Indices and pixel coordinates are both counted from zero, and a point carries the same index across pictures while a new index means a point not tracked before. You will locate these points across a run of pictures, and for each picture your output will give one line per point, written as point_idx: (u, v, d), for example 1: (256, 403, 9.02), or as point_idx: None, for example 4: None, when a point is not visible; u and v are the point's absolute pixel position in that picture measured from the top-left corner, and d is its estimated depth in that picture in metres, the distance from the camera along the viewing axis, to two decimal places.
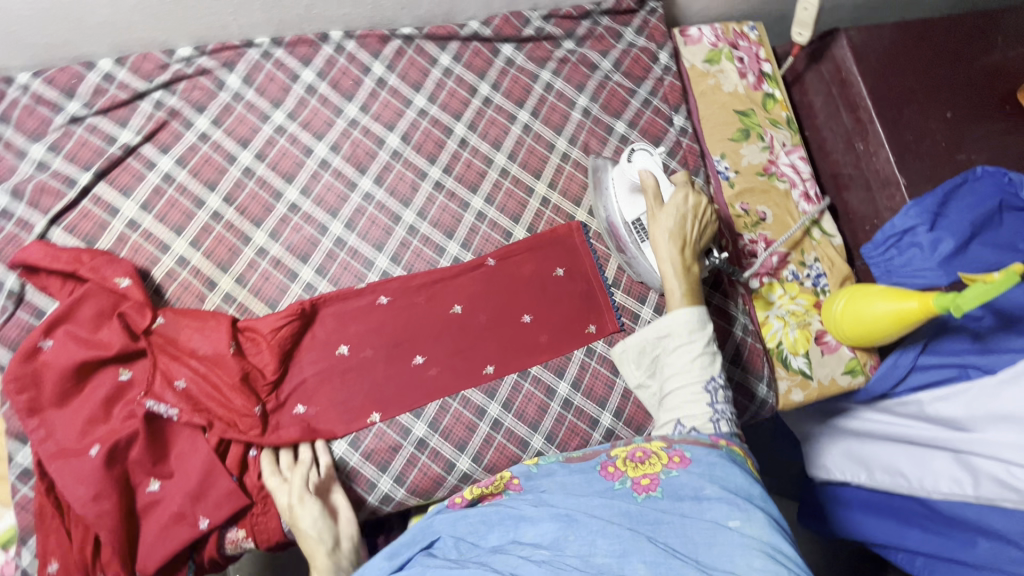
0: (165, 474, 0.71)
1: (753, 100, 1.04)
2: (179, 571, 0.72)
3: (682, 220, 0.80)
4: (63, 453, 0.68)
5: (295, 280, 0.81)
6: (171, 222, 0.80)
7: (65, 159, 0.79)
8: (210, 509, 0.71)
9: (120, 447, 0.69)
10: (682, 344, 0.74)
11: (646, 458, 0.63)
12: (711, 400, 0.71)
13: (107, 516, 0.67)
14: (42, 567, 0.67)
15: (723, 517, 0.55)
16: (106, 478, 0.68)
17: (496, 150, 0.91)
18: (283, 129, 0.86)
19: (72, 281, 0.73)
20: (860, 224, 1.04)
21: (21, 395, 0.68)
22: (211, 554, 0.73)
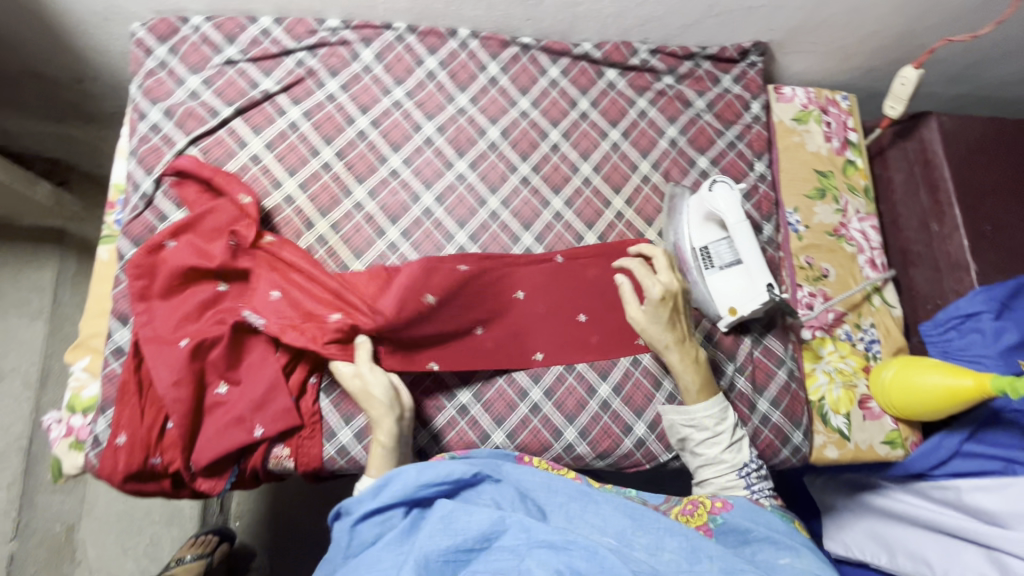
0: (234, 380, 0.77)
1: (835, 164, 1.08)
2: (225, 471, 0.78)
3: (674, 318, 0.84)
4: (156, 339, 0.76)
5: (382, 237, 0.89)
6: (287, 164, 0.89)
7: (214, 93, 0.90)
8: (267, 421, 0.76)
9: (204, 345, 0.75)
10: (709, 436, 0.81)
11: (694, 511, 0.76)
12: (748, 486, 0.81)
13: (180, 403, 0.74)
14: (113, 437, 0.74)
15: (775, 556, 0.68)
16: (187, 368, 0.74)
17: (583, 160, 0.98)
18: (399, 104, 0.95)
19: (208, 192, 0.83)
20: (922, 302, 1.04)
21: (139, 281, 0.77)
22: (255, 465, 0.78)
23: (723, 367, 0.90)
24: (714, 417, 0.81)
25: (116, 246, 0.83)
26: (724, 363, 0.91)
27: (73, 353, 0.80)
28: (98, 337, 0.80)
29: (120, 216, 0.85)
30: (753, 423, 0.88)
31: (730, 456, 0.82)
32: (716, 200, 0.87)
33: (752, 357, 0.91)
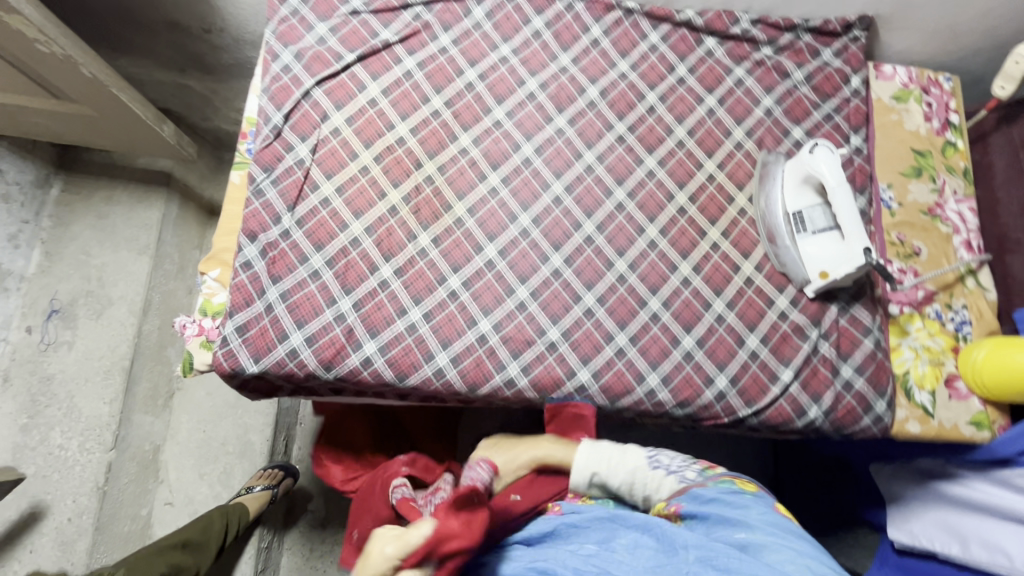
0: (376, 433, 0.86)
1: (934, 144, 1.06)
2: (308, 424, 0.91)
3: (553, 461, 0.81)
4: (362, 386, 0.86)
5: (483, 181, 0.94)
6: (401, 109, 0.96)
7: (339, 40, 0.97)
8: None
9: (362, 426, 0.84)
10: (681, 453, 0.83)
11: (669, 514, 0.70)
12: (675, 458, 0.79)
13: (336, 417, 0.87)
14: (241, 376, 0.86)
15: (736, 536, 0.63)
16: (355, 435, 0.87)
17: (678, 124, 1.00)
18: (506, 60, 1.00)
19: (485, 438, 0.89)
20: (1018, 289, 1.01)
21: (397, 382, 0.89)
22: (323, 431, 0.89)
23: (808, 331, 0.91)
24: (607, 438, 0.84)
25: (248, 172, 0.91)
26: (809, 328, 0.91)
27: (206, 264, 0.89)
28: (228, 251, 0.89)
29: (251, 146, 0.93)
30: (836, 387, 0.89)
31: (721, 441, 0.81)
32: (816, 164, 0.87)
33: (837, 322, 0.92)
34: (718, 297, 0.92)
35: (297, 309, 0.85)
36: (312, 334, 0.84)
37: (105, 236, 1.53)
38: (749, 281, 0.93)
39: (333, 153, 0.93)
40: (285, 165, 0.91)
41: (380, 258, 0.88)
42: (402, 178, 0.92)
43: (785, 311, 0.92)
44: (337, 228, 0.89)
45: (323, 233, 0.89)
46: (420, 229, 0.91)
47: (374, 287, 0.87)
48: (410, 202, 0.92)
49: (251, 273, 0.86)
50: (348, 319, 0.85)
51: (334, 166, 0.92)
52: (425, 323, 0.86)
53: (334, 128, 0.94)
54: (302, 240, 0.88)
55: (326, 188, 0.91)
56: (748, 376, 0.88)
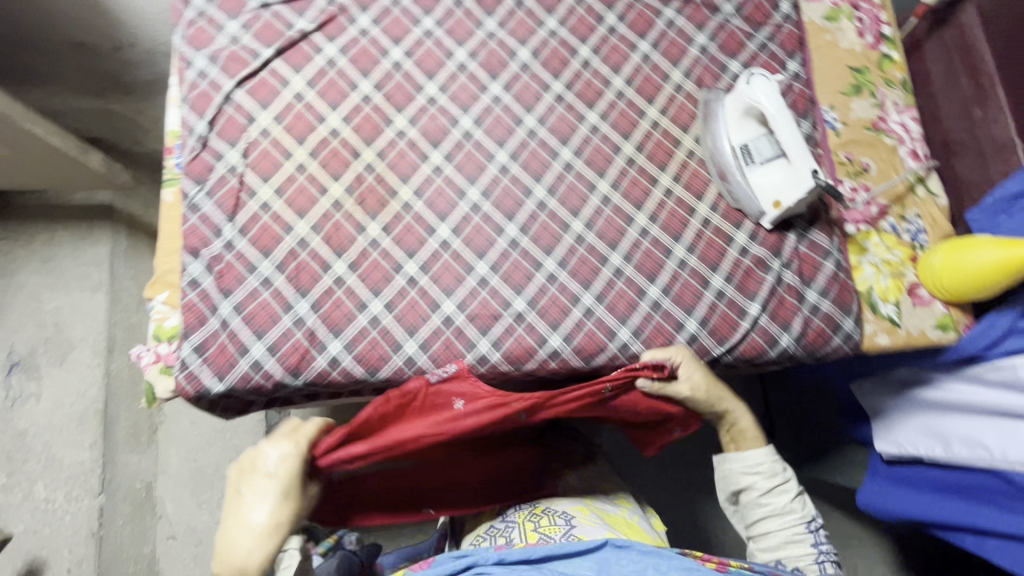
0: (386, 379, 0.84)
1: (869, 59, 1.06)
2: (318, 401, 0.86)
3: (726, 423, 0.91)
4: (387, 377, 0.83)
5: (426, 161, 0.92)
6: (329, 99, 0.92)
7: (253, 36, 0.92)
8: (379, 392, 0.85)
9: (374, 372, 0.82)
10: (763, 480, 0.89)
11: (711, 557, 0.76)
12: (817, 539, 0.88)
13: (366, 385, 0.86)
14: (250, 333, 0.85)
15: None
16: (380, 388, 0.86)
17: (615, 74, 0.99)
18: (430, 33, 0.96)
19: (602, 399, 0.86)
20: (967, 190, 1.03)
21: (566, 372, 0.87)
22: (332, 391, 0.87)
23: (770, 263, 0.92)
24: (768, 466, 0.89)
25: (179, 187, 0.88)
26: (770, 259, 0.92)
27: (152, 288, 0.86)
28: (173, 272, 0.86)
29: (179, 160, 0.89)
30: (803, 313, 0.91)
31: (798, 505, 0.89)
32: (754, 95, 0.87)
33: (797, 250, 0.93)
34: (678, 243, 0.92)
35: (254, 320, 0.82)
36: (273, 343, 0.82)
37: (53, 280, 1.47)
38: (707, 222, 0.93)
39: (266, 154, 0.89)
40: (217, 175, 0.87)
41: (332, 255, 0.86)
42: (341, 171, 0.89)
43: (745, 246, 0.92)
44: (283, 231, 0.86)
45: (269, 238, 0.86)
46: (368, 219, 0.88)
47: (330, 286, 0.85)
48: (353, 193, 0.89)
49: (200, 290, 0.83)
50: (308, 322, 0.83)
51: (269, 168, 0.89)
52: (387, 314, 0.84)
53: (263, 128, 0.90)
54: (248, 249, 0.85)
55: (264, 192, 0.87)
56: (717, 316, 0.89)
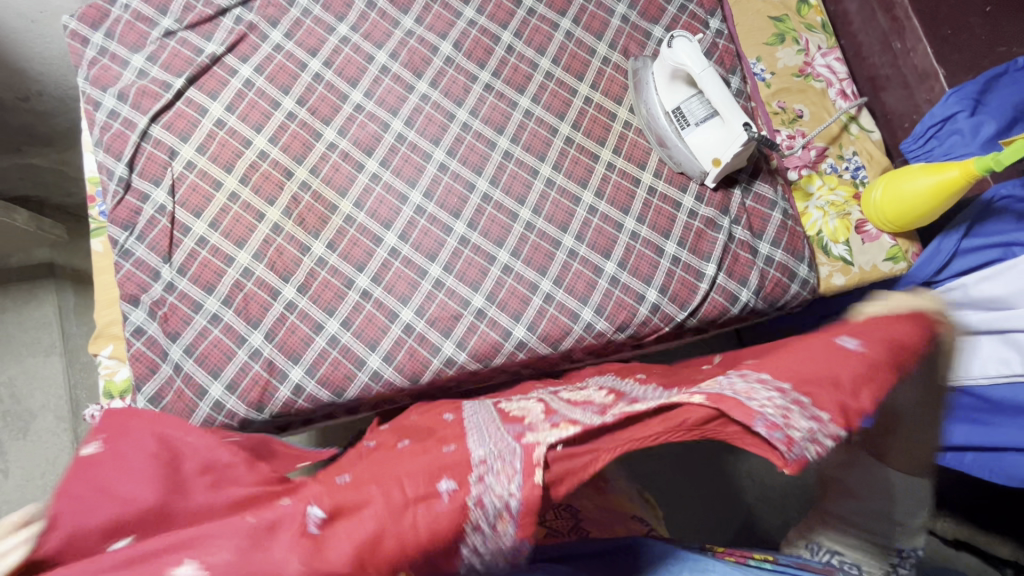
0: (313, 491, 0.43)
1: (788, 7, 1.07)
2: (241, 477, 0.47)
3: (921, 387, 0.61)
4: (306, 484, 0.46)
5: (362, 171, 0.89)
6: (252, 121, 0.89)
7: (161, 68, 0.88)
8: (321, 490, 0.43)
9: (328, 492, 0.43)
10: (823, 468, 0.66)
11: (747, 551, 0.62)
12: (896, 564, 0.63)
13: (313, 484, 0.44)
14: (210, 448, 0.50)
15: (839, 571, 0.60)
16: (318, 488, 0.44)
17: (541, 56, 0.97)
18: (347, 39, 0.94)
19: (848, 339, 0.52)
20: (899, 122, 1.06)
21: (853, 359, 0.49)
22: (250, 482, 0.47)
23: (719, 222, 0.92)
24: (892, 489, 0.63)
25: (108, 235, 0.84)
26: (719, 218, 0.92)
27: (96, 343, 0.83)
28: (116, 323, 0.83)
29: (103, 206, 0.86)
30: (758, 266, 0.91)
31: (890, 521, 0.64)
32: (679, 56, 0.87)
33: (744, 205, 0.93)
34: (628, 216, 0.92)
35: (207, 360, 0.80)
36: (231, 380, 0.79)
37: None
38: (652, 191, 0.93)
39: (194, 188, 0.86)
40: (146, 218, 0.84)
41: (279, 281, 0.83)
42: (276, 193, 0.87)
43: (693, 209, 0.93)
44: (223, 264, 0.83)
45: (209, 274, 0.83)
46: (311, 239, 0.86)
47: (281, 313, 0.82)
48: (291, 215, 0.86)
49: (147, 338, 0.80)
50: (264, 353, 0.81)
51: (199, 202, 0.85)
52: (345, 332, 0.82)
53: (187, 161, 0.87)
54: (190, 288, 0.82)
55: (198, 227, 0.84)
56: (676, 282, 0.89)
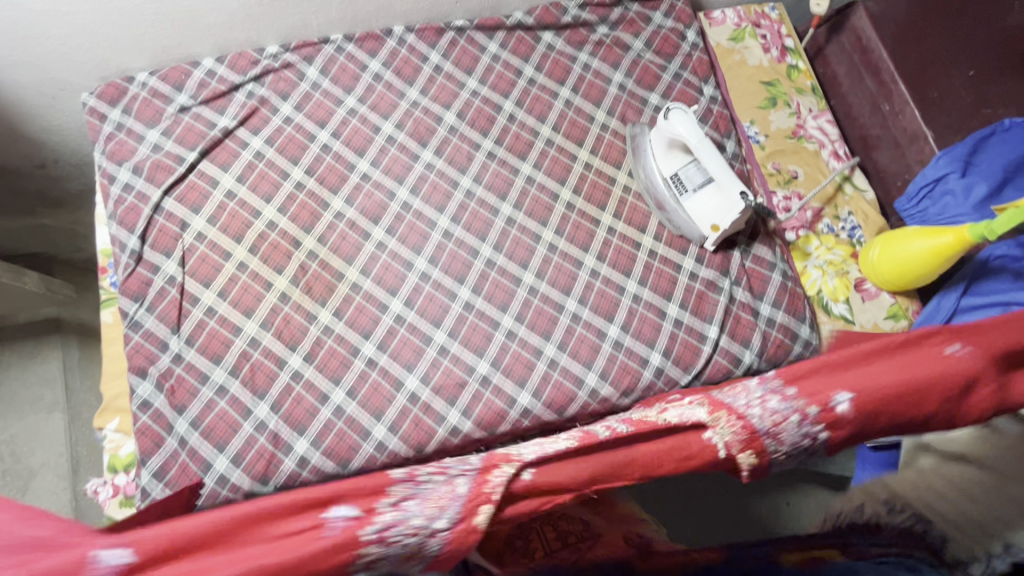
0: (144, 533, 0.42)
1: (779, 72, 1.11)
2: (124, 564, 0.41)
3: None
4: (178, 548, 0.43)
5: (368, 239, 0.91)
6: (262, 192, 0.91)
7: (175, 141, 0.92)
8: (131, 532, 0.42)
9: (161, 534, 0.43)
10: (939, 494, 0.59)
11: None
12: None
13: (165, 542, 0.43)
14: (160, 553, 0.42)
15: None
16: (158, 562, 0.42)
17: (541, 123, 1.01)
18: (354, 111, 0.97)
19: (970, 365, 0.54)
20: (891, 180, 1.08)
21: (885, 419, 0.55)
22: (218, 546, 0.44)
23: (720, 284, 0.94)
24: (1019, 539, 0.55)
25: (117, 307, 0.85)
26: (720, 280, 0.94)
27: (100, 416, 0.83)
28: (121, 396, 0.83)
29: (113, 277, 0.87)
30: (761, 328, 0.92)
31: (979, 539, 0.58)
32: (676, 127, 0.90)
33: (743, 267, 0.95)
34: (629, 279, 0.93)
35: (213, 433, 0.80)
36: (236, 453, 0.79)
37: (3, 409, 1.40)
38: (653, 254, 0.95)
39: (204, 259, 0.87)
40: (156, 289, 0.85)
41: (286, 350, 0.85)
42: (284, 263, 0.88)
43: (694, 272, 0.94)
44: (231, 334, 0.84)
45: (217, 344, 0.84)
46: (318, 307, 0.87)
47: (288, 383, 0.83)
48: (299, 284, 0.88)
49: (153, 411, 0.80)
50: (270, 425, 0.81)
51: (208, 272, 0.87)
52: (351, 401, 0.83)
53: (197, 233, 0.88)
54: (197, 358, 0.83)
55: (207, 297, 0.86)
56: (679, 345, 0.90)
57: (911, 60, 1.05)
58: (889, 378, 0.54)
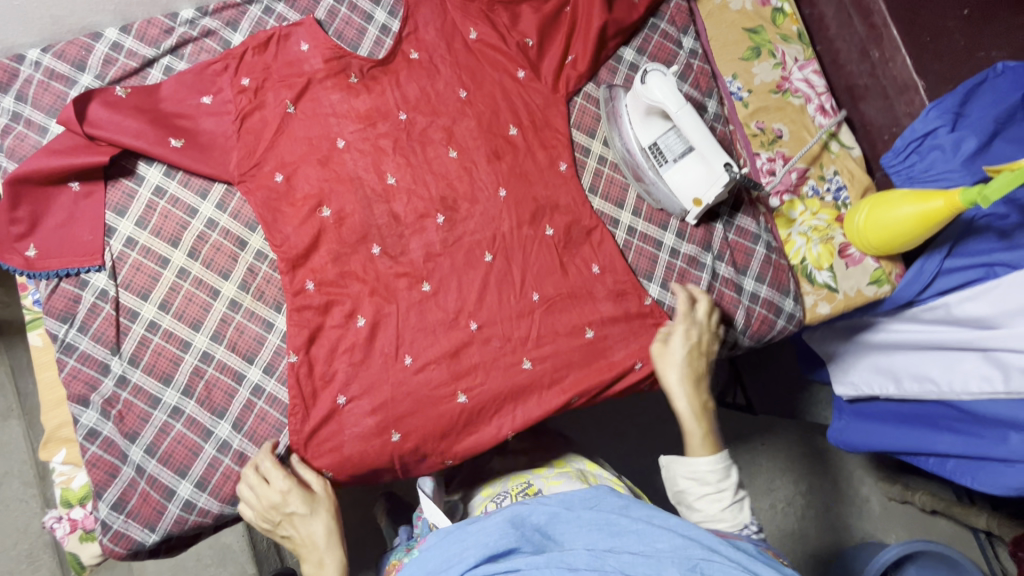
0: (180, 133, 0.79)
1: (762, 17, 1.01)
2: (175, 99, 0.80)
3: (689, 355, 0.82)
4: (190, 134, 0.80)
5: (245, 249, 0.81)
6: (195, 186, 0.81)
7: (34, 107, 0.79)
8: (180, 134, 0.79)
9: (199, 118, 0.81)
10: (707, 492, 0.73)
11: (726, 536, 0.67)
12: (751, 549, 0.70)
13: (194, 107, 0.81)
14: (271, 175, 0.81)
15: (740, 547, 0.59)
16: (197, 133, 0.80)
17: (506, 89, 0.90)
18: (270, 10, 0.86)
19: (509, 30, 0.91)
20: (879, 133, 1.04)
21: (476, 31, 0.90)
22: (256, 165, 0.81)
23: (703, 259, 0.90)
24: (717, 471, 0.74)
25: (44, 328, 0.76)
26: (702, 255, 0.90)
27: (45, 449, 0.75)
28: (64, 426, 0.75)
29: (36, 294, 0.77)
30: (744, 304, 0.90)
31: (731, 514, 0.73)
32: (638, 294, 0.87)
33: (727, 241, 0.91)
34: (651, 282, 0.89)
35: (172, 458, 0.74)
36: (200, 477, 0.75)
37: None
38: (632, 231, 0.90)
39: (137, 268, 0.78)
40: (86, 306, 0.76)
41: (242, 363, 0.78)
42: (229, 267, 0.80)
43: (674, 247, 0.90)
44: (180, 351, 0.77)
45: (165, 362, 0.76)
46: (273, 313, 0.80)
47: (249, 399, 0.77)
48: (249, 289, 0.80)
49: (102, 441, 0.74)
50: (234, 444, 0.76)
51: (145, 282, 0.78)
52: (237, 435, 0.76)
53: (126, 238, 0.79)
54: (144, 380, 0.75)
55: (147, 311, 0.77)
56: None
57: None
58: (516, 84, 0.90)
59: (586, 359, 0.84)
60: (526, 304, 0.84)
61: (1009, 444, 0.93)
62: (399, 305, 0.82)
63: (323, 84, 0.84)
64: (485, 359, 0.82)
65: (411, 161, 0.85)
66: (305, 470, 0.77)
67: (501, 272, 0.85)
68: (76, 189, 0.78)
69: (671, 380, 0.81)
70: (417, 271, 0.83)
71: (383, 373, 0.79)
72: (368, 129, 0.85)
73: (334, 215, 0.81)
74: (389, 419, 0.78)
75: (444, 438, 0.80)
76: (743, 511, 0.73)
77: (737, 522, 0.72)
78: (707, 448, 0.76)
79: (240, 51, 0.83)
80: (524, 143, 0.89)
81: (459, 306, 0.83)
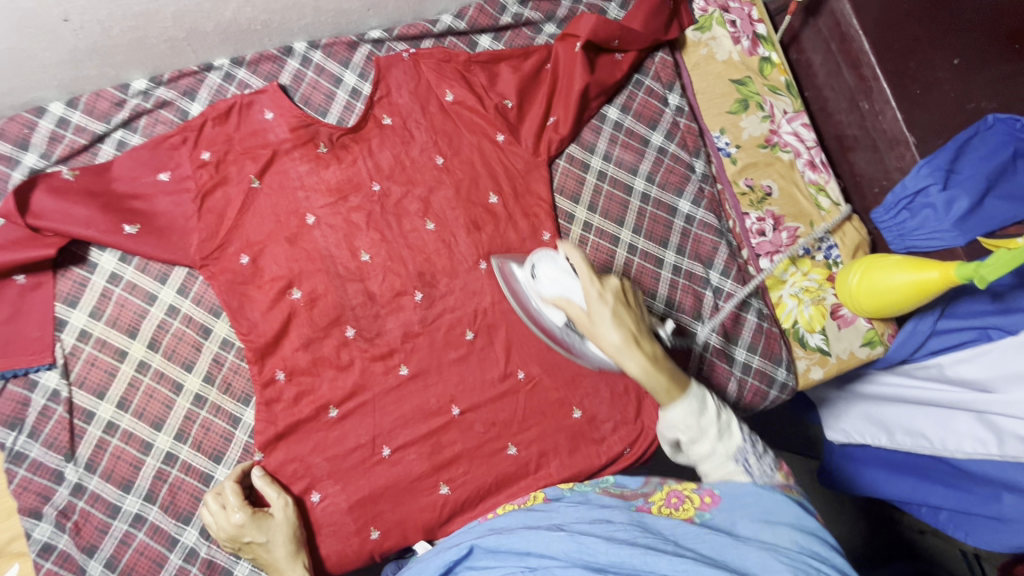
0: (134, 217, 0.73)
1: (750, 67, 0.98)
2: (128, 178, 0.75)
3: (625, 309, 0.61)
4: (145, 215, 0.74)
5: (209, 337, 0.76)
6: (154, 271, 0.75)
7: None
8: (134, 216, 0.73)
9: (155, 199, 0.75)
10: (699, 438, 0.61)
11: (680, 503, 0.63)
12: (749, 469, 0.63)
13: (149, 184, 0.75)
14: (235, 256, 0.75)
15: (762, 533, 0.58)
16: (153, 213, 0.74)
17: (485, 154, 0.86)
18: (231, 76, 0.80)
19: (485, 91, 0.86)
20: (868, 185, 1.02)
21: (452, 93, 0.85)
22: (218, 245, 0.75)
23: (693, 330, 0.87)
24: (695, 412, 0.61)
25: None
26: (693, 325, 0.87)
27: None
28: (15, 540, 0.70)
29: None
30: (737, 376, 0.87)
31: (723, 446, 0.63)
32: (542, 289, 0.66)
33: (717, 310, 0.89)
34: None
35: (135, 570, 0.70)
36: None
37: None
38: None
39: (92, 363, 0.73)
40: (36, 409, 0.70)
41: (209, 464, 0.74)
42: (193, 359, 0.75)
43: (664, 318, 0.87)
44: (140, 453, 0.72)
45: (125, 467, 0.71)
46: (241, 407, 0.75)
47: None
48: (214, 381, 0.75)
49: (58, 555, 0.69)
50: (202, 552, 0.73)
51: (101, 379, 0.72)
52: (205, 542, 0.73)
53: (80, 331, 0.73)
54: (102, 487, 0.71)
55: (104, 411, 0.72)
56: None
57: (894, 50, 0.94)
58: (494, 146, 0.86)
59: (575, 439, 0.81)
60: (510, 383, 0.81)
61: (1002, 504, 0.88)
62: (376, 391, 0.77)
63: (290, 155, 0.79)
64: (468, 446, 0.79)
65: (386, 234, 0.80)
66: (266, 486, 0.71)
67: (482, 350, 0.81)
68: (22, 282, 0.71)
69: (611, 345, 0.60)
70: (395, 354, 0.79)
71: (360, 464, 0.76)
72: (338, 202, 0.79)
73: (305, 297, 0.76)
74: (369, 516, 0.75)
75: (424, 531, 0.77)
76: (734, 432, 0.63)
77: (738, 453, 0.63)
78: (674, 395, 0.61)
79: (199, 122, 0.77)
80: (506, 213, 0.85)
81: (440, 389, 0.79)
